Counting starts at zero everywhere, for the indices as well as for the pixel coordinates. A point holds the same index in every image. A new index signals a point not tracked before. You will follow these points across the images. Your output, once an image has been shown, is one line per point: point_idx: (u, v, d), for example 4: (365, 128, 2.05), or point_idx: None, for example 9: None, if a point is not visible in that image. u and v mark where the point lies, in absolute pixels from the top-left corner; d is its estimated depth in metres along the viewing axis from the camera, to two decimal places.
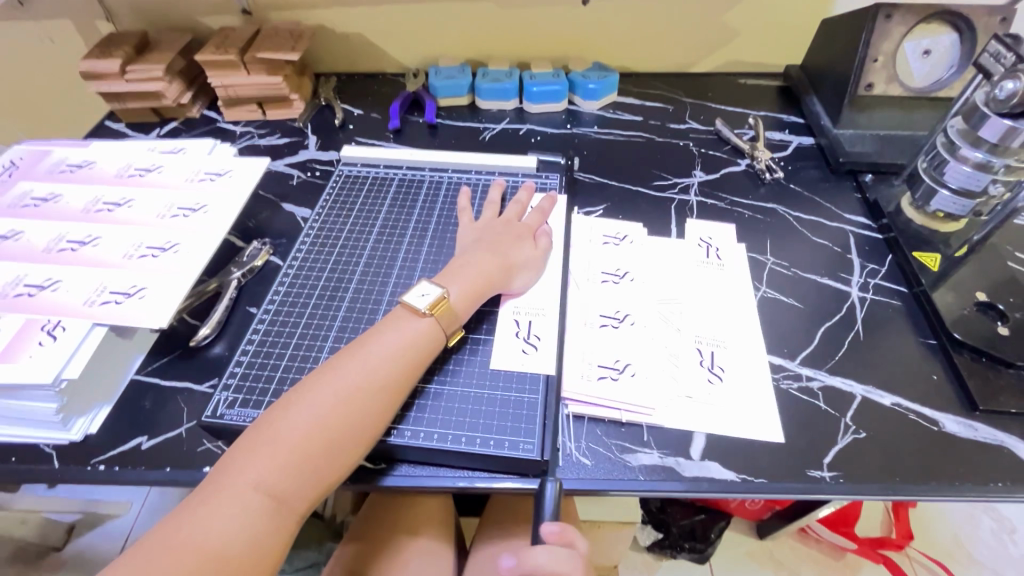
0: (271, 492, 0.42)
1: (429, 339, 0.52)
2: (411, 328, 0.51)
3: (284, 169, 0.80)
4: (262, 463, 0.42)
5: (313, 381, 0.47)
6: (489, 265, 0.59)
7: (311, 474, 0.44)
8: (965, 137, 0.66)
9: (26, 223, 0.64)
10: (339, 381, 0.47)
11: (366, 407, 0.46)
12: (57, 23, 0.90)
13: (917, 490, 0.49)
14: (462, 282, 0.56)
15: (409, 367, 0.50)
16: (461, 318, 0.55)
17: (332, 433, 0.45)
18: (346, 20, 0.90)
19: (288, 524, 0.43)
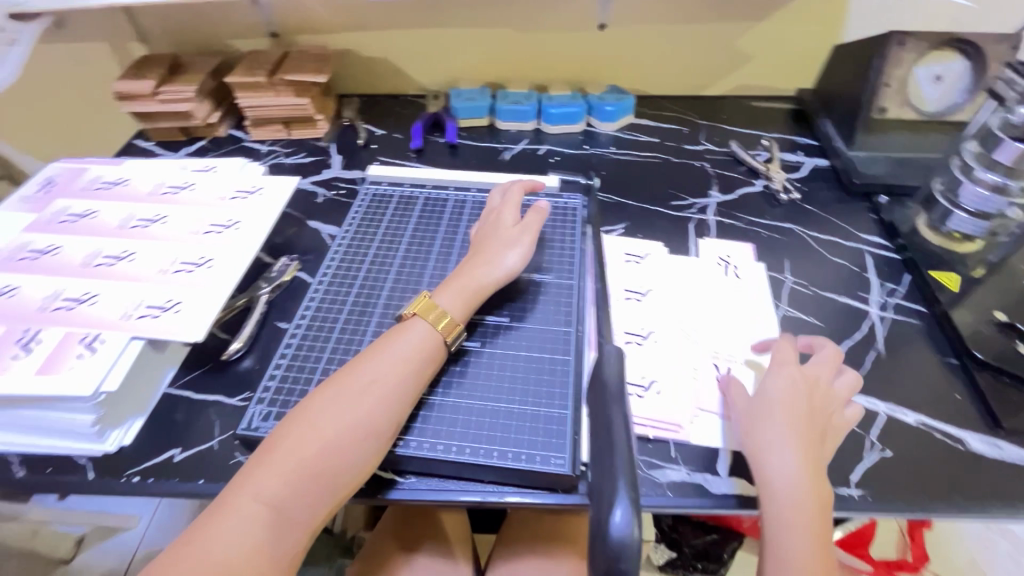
0: (273, 505, 0.42)
1: (426, 345, 0.53)
2: (411, 337, 0.53)
3: (310, 187, 0.82)
4: (268, 475, 0.43)
5: (320, 394, 0.48)
6: (479, 268, 0.60)
7: (315, 489, 0.44)
8: (980, 160, 0.68)
9: (63, 238, 0.66)
10: (348, 393, 0.48)
11: (370, 421, 0.47)
12: (93, 46, 0.94)
13: (946, 509, 0.50)
14: (453, 288, 0.58)
15: (415, 375, 0.51)
16: (458, 318, 0.56)
17: (335, 446, 0.45)
18: (371, 44, 0.93)
19: (293, 539, 0.43)
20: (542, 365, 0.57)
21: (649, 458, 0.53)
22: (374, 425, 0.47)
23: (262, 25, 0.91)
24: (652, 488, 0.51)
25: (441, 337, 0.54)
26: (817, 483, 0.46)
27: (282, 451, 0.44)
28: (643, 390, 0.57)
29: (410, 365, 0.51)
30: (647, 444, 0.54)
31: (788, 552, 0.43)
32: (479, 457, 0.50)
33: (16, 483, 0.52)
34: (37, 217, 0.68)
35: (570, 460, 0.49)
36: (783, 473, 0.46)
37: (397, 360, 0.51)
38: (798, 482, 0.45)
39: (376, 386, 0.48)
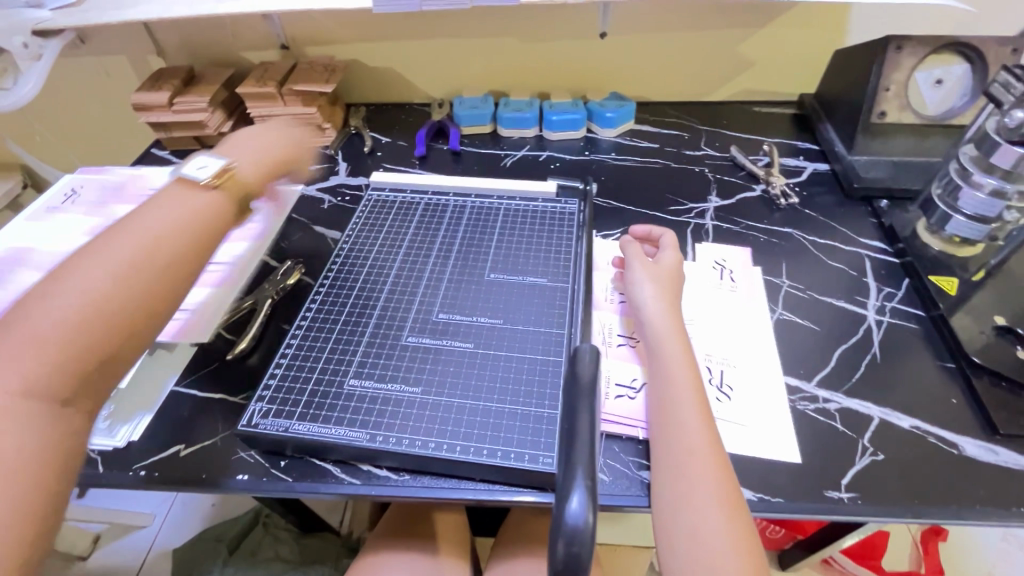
0: (35, 390, 0.37)
1: (217, 210, 0.50)
2: (194, 201, 0.49)
3: (316, 194, 0.85)
4: (5, 365, 0.37)
5: (57, 273, 0.41)
6: (274, 143, 0.60)
7: (86, 366, 0.40)
8: (978, 164, 0.67)
9: (86, 245, 0.69)
10: (90, 271, 0.41)
11: (122, 298, 0.41)
12: (113, 60, 0.98)
13: (938, 514, 0.49)
14: (246, 159, 0.55)
15: (182, 253, 0.46)
16: (251, 185, 0.54)
17: (97, 327, 0.40)
18: (378, 55, 0.96)
19: (73, 423, 0.39)
20: (533, 371, 0.57)
21: (639, 459, 0.53)
22: (119, 300, 0.41)
23: (273, 37, 0.94)
24: (642, 489, 0.51)
25: (234, 203, 0.51)
26: (711, 439, 0.49)
27: (20, 331, 0.38)
28: (634, 391, 0.57)
29: (160, 235, 0.45)
30: (637, 445, 0.54)
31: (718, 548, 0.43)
32: (469, 455, 0.51)
33: None
34: (60, 225, 0.71)
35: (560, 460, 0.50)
36: (678, 430, 0.49)
37: (136, 238, 0.44)
38: (694, 438, 0.48)
39: (99, 259, 0.42)
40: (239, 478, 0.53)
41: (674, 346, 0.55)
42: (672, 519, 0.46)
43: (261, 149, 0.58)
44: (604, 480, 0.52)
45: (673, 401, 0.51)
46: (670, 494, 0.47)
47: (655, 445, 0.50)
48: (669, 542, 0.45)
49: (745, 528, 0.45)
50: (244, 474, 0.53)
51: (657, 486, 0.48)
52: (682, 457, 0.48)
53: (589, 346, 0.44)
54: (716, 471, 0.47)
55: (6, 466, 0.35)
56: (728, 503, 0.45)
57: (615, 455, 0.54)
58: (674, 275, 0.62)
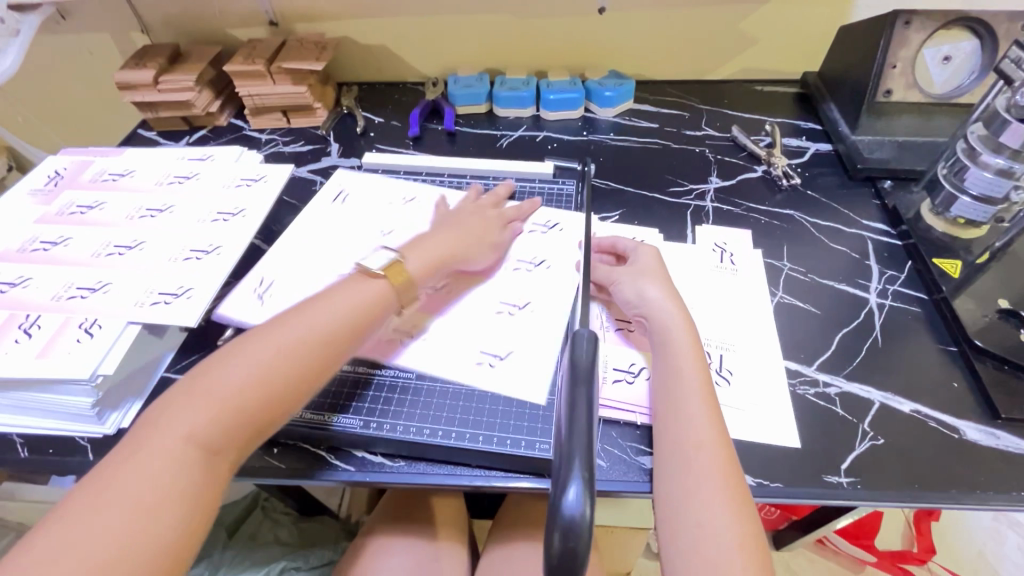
0: (204, 441, 0.43)
1: (381, 300, 0.53)
2: (364, 289, 0.53)
3: (307, 175, 0.83)
4: (191, 414, 0.43)
5: (248, 341, 0.47)
6: (454, 242, 0.61)
7: (241, 428, 0.44)
8: (986, 144, 0.66)
9: (74, 229, 0.67)
10: (265, 343, 0.47)
11: (284, 378, 0.46)
12: (96, 37, 0.95)
13: (937, 499, 0.49)
14: (422, 254, 0.58)
15: (337, 332, 0.50)
16: (418, 281, 0.56)
17: (248, 393, 0.45)
18: (369, 31, 0.93)
19: (217, 475, 0.43)
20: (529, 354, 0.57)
21: (638, 444, 0.53)
22: (276, 378, 0.46)
23: (260, 13, 0.91)
24: (640, 474, 0.51)
25: (398, 301, 0.55)
26: (718, 429, 0.49)
27: (209, 389, 0.44)
28: (632, 376, 0.57)
29: (322, 323, 0.49)
30: (635, 430, 0.54)
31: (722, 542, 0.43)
32: (464, 441, 0.51)
33: (20, 463, 0.53)
34: (47, 209, 0.69)
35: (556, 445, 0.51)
36: (685, 422, 0.49)
37: (309, 321, 0.49)
38: (702, 429, 0.48)
39: (273, 337, 0.47)
40: None
41: (683, 335, 0.54)
42: (678, 511, 0.45)
43: (446, 250, 0.60)
44: (602, 465, 0.52)
45: (680, 391, 0.51)
46: (676, 487, 0.46)
47: (663, 436, 0.49)
48: (675, 536, 0.45)
49: (751, 520, 0.45)
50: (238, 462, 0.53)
51: (664, 479, 0.47)
52: (689, 449, 0.47)
53: (587, 331, 0.43)
54: (720, 464, 0.46)
55: (167, 500, 0.40)
56: (735, 494, 0.45)
57: (613, 440, 0.53)
58: (662, 268, 0.61)
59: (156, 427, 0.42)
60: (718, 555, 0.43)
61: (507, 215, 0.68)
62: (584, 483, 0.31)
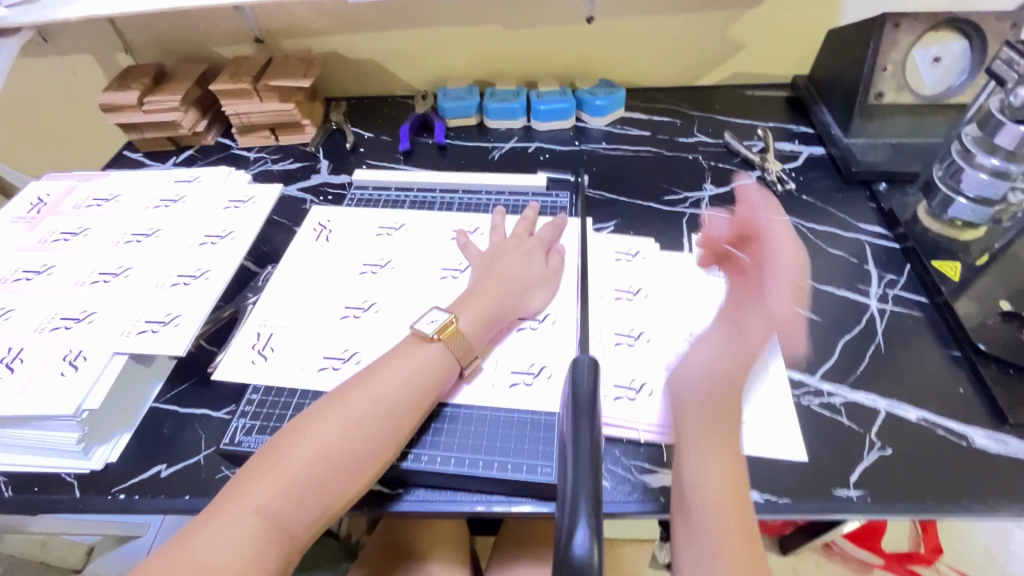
0: (276, 516, 0.41)
1: (440, 364, 0.51)
2: (424, 354, 0.51)
3: (297, 194, 0.82)
4: (264, 488, 0.42)
5: (321, 412, 0.46)
6: (501, 294, 0.58)
7: (313, 506, 0.43)
8: (981, 145, 0.65)
9: (58, 257, 0.65)
10: (341, 415, 0.46)
11: (356, 454, 0.45)
12: (79, 59, 0.94)
13: (948, 510, 0.48)
14: (473, 312, 0.55)
15: (406, 403, 0.48)
16: (475, 342, 0.54)
17: (322, 467, 0.43)
18: (356, 46, 0.92)
19: (286, 552, 0.42)
20: (535, 372, 0.56)
21: (640, 463, 0.52)
22: (349, 450, 0.45)
23: (246, 30, 0.90)
24: (644, 495, 0.50)
25: (456, 362, 0.52)
26: (735, 461, 0.48)
27: (280, 463, 0.43)
28: (633, 392, 0.55)
29: (391, 393, 0.48)
30: (638, 448, 0.53)
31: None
32: (463, 467, 0.50)
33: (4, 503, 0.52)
34: (29, 237, 0.68)
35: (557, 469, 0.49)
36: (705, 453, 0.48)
37: (381, 393, 0.48)
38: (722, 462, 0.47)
39: (348, 407, 0.46)
40: None
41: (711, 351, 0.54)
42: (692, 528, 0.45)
43: (498, 296, 0.57)
44: (605, 486, 0.50)
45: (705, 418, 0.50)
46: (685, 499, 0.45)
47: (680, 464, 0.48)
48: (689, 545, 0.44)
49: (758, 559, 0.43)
50: None
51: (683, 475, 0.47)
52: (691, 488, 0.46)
53: (587, 356, 0.42)
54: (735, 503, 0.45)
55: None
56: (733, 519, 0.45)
57: (615, 459, 0.52)
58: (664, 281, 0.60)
59: (231, 496, 0.42)
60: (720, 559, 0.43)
61: (547, 239, 0.66)
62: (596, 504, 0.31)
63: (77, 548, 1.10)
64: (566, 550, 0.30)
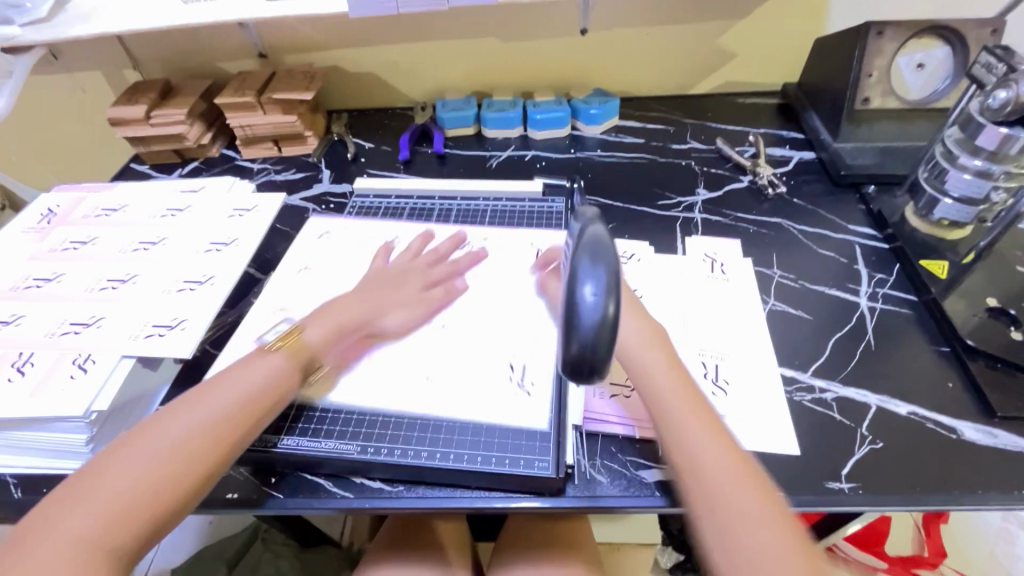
0: (92, 543, 0.39)
1: (281, 372, 0.51)
2: (264, 364, 0.51)
3: (300, 203, 0.83)
4: (75, 515, 0.40)
5: (136, 434, 0.45)
6: (356, 304, 0.59)
7: (127, 529, 0.40)
8: (963, 147, 0.67)
9: (67, 265, 0.67)
10: (178, 429, 0.45)
11: (175, 465, 0.43)
12: (88, 75, 0.96)
13: (939, 501, 0.49)
14: (324, 323, 0.56)
15: (240, 416, 0.47)
16: (318, 353, 0.55)
17: (134, 485, 0.41)
18: (357, 60, 0.95)
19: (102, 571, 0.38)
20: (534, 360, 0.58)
21: (637, 458, 0.53)
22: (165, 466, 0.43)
23: (250, 46, 0.93)
24: (641, 489, 0.50)
25: (298, 372, 0.53)
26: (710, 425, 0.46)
27: (91, 489, 0.41)
28: (630, 390, 0.57)
29: (219, 409, 0.47)
30: (634, 445, 0.54)
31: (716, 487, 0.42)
32: (462, 463, 0.51)
33: (14, 504, 0.53)
34: (39, 247, 0.69)
35: (554, 463, 0.50)
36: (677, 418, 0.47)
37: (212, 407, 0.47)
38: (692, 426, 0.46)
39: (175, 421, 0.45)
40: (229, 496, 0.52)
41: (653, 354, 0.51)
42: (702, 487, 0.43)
43: (348, 313, 0.58)
44: (603, 481, 0.51)
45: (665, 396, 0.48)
46: (678, 428, 0.46)
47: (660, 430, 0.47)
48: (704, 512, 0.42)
49: (762, 493, 0.42)
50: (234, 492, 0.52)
51: (663, 436, 0.47)
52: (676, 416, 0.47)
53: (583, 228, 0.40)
54: (718, 444, 0.45)
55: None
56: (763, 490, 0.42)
57: (613, 455, 0.53)
58: None
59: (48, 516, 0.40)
60: (748, 513, 0.41)
61: (438, 273, 0.64)
62: (606, 286, 0.37)
63: None
64: (584, 304, 0.37)
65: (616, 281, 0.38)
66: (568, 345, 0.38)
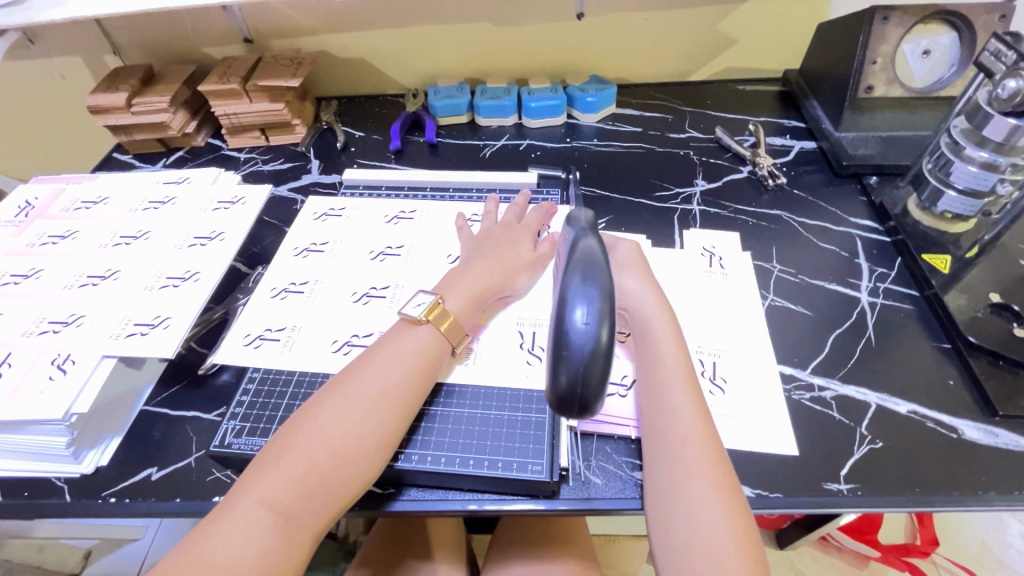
0: (286, 509, 0.41)
1: (433, 347, 0.51)
2: (417, 337, 0.51)
3: (287, 195, 0.81)
4: (267, 481, 0.42)
5: (318, 404, 0.46)
6: (490, 273, 0.58)
7: (319, 497, 0.42)
8: (969, 137, 0.65)
9: (46, 260, 0.65)
10: (352, 398, 0.46)
11: (361, 435, 0.45)
12: (67, 61, 0.93)
13: (938, 502, 0.48)
14: (461, 291, 0.56)
15: (410, 385, 0.49)
16: (464, 323, 0.54)
17: (323, 457, 0.43)
18: (346, 45, 0.92)
19: (300, 545, 0.41)
20: (534, 352, 0.57)
21: (632, 459, 0.52)
22: (353, 437, 0.44)
23: (234, 31, 0.90)
24: (636, 491, 0.49)
25: (449, 344, 0.53)
26: (703, 421, 0.47)
27: (282, 459, 0.43)
28: (625, 389, 0.55)
29: (382, 381, 0.48)
30: (630, 444, 0.53)
31: (700, 488, 0.43)
32: (454, 466, 0.49)
33: None
34: (16, 241, 0.67)
35: (548, 467, 0.49)
36: (671, 411, 0.48)
37: (381, 378, 0.48)
38: (686, 419, 0.47)
39: (345, 396, 0.46)
40: (215, 499, 0.51)
41: (663, 326, 0.53)
42: (666, 505, 0.44)
43: (484, 278, 0.57)
44: (597, 483, 0.50)
45: (666, 386, 0.49)
46: (669, 419, 0.48)
47: (650, 428, 0.48)
48: (664, 527, 0.44)
49: (741, 507, 0.43)
50: (220, 495, 0.50)
51: (654, 425, 0.48)
52: (676, 437, 0.46)
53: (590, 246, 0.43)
54: (707, 450, 0.45)
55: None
56: (738, 521, 0.42)
57: (607, 456, 0.52)
58: (643, 261, 0.60)
59: (238, 491, 0.42)
60: (711, 542, 0.41)
61: (534, 228, 0.65)
62: (598, 313, 0.38)
63: (72, 554, 1.10)
64: (577, 329, 0.38)
65: (610, 308, 0.39)
66: (558, 378, 0.38)
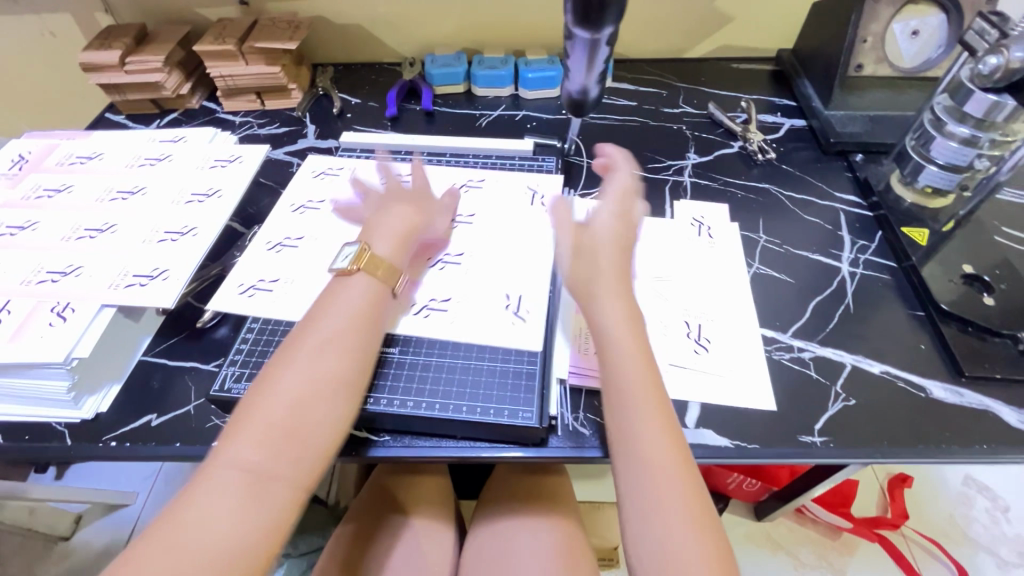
0: (257, 471, 0.40)
1: (367, 289, 0.51)
2: (351, 287, 0.51)
3: (284, 157, 0.82)
4: (238, 445, 0.41)
5: (276, 365, 0.46)
6: (408, 217, 0.58)
7: (292, 453, 0.41)
8: (951, 112, 0.67)
9: (42, 213, 0.65)
10: (307, 352, 0.46)
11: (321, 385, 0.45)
12: (57, 19, 0.92)
13: (903, 454, 0.51)
14: (383, 236, 0.55)
15: (357, 331, 0.48)
16: (396, 264, 0.54)
17: (289, 413, 0.43)
18: (343, 10, 0.91)
19: (282, 503, 0.40)
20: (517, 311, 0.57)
21: None
22: (315, 389, 0.44)
23: None
24: None
25: (385, 284, 0.52)
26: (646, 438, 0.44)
27: (248, 422, 0.42)
28: None
29: (333, 331, 0.48)
30: None
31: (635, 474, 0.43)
32: (449, 412, 0.51)
33: None
34: (11, 193, 0.67)
35: (538, 414, 0.51)
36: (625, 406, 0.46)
37: (328, 329, 0.48)
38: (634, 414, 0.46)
39: (299, 352, 0.46)
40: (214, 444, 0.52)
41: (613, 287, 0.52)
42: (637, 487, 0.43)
43: (406, 222, 0.58)
44: (586, 433, 0.53)
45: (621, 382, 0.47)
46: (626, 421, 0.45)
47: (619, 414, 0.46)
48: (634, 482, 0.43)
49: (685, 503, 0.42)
50: None
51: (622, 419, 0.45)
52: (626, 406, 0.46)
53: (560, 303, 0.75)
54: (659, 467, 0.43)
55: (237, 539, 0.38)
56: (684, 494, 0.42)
57: (595, 409, 0.54)
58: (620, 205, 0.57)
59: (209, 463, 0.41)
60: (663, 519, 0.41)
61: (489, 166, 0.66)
62: None
63: (63, 518, 1.10)
64: None
65: None
66: None
